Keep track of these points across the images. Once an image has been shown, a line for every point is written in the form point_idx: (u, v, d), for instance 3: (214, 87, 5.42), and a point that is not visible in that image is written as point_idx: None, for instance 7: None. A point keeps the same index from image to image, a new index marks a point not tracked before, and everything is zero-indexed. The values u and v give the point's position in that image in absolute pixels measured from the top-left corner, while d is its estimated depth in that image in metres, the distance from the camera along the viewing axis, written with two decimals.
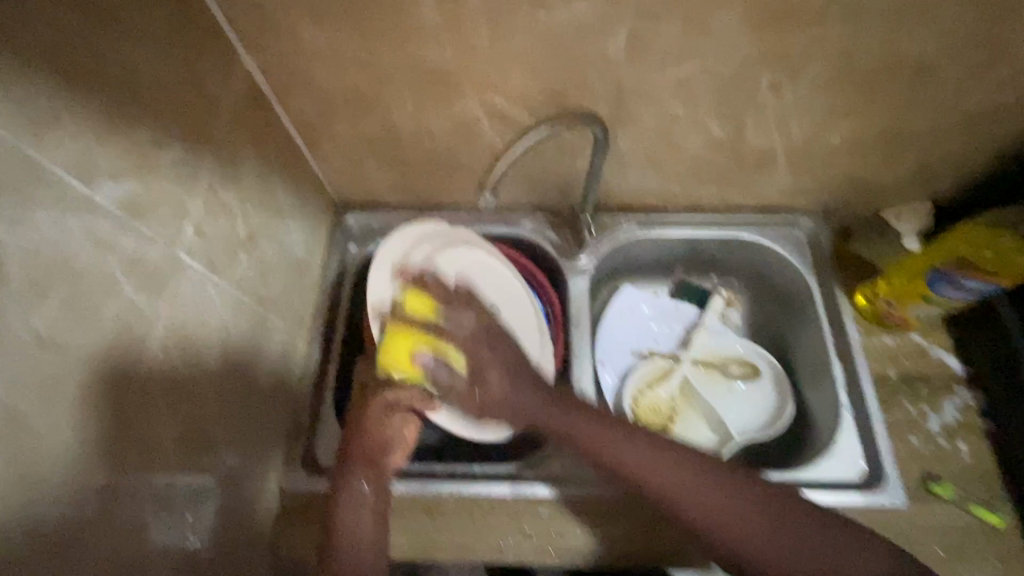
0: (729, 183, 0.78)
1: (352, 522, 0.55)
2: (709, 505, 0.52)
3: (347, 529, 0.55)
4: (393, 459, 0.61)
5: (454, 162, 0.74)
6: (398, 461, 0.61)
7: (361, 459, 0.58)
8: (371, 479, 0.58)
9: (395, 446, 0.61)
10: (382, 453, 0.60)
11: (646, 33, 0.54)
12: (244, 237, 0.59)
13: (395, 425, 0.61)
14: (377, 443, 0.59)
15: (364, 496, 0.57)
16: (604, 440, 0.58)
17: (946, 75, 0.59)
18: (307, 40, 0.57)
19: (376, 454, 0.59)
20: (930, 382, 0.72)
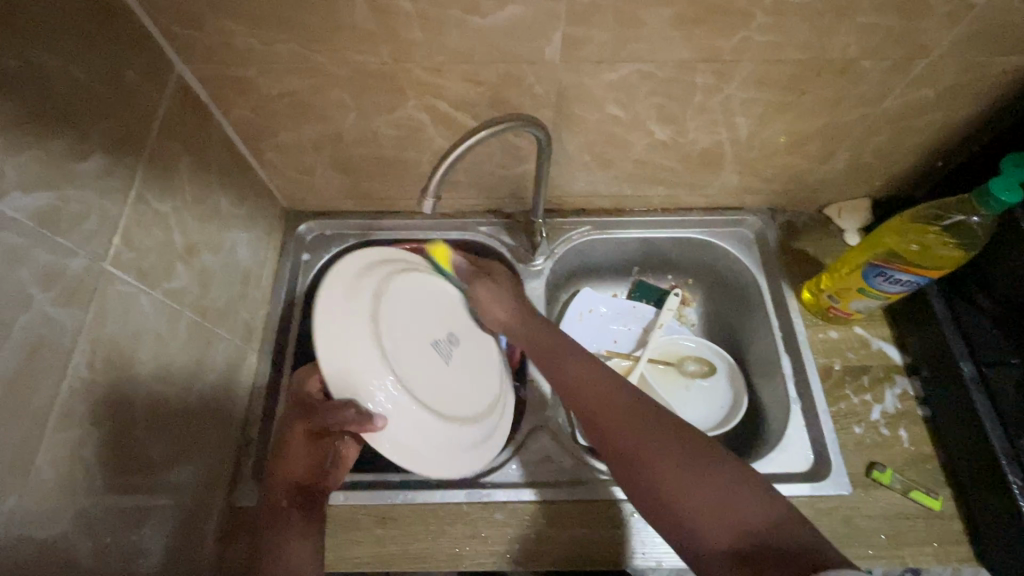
0: (677, 183, 0.80)
1: (279, 549, 0.53)
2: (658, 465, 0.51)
3: (273, 555, 0.52)
4: (325, 482, 0.59)
5: (403, 168, 0.74)
6: (332, 483, 0.60)
7: (289, 485, 0.58)
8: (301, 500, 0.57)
9: (329, 469, 0.60)
10: (313, 477, 0.58)
11: (580, 38, 0.55)
12: (181, 247, 0.57)
13: (315, 448, 0.59)
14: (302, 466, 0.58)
15: (293, 517, 0.55)
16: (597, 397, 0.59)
17: (871, 76, 0.62)
18: (242, 46, 0.56)
19: (305, 479, 0.58)
20: (872, 371, 0.74)
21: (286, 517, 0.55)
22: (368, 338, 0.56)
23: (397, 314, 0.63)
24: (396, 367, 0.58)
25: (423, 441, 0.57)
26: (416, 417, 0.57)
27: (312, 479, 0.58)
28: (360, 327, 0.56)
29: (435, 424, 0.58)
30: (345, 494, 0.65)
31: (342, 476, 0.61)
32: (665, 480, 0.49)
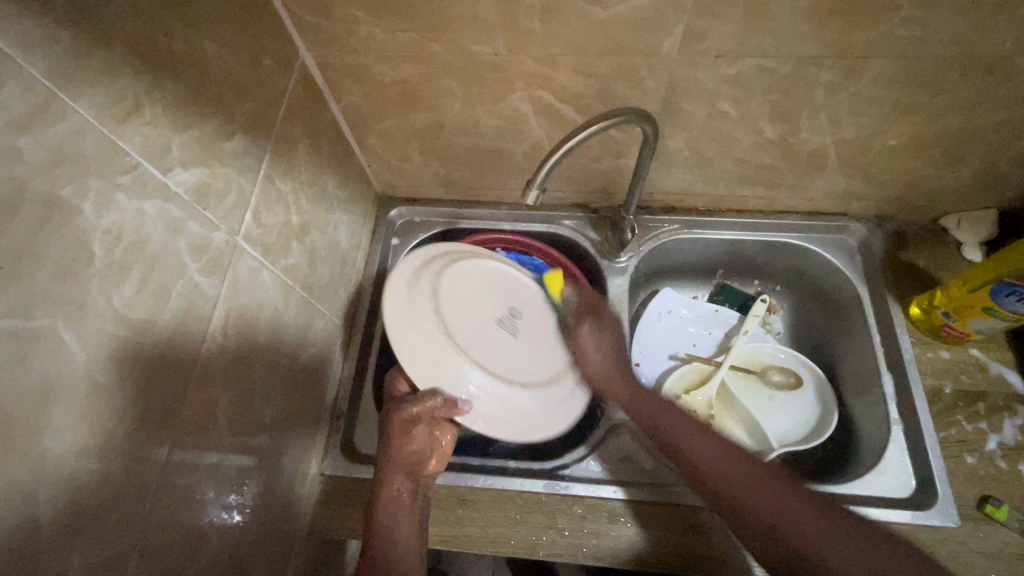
0: (778, 185, 0.76)
1: (393, 530, 0.57)
2: (760, 494, 0.53)
3: (388, 536, 0.57)
4: (429, 468, 0.62)
5: (500, 158, 0.74)
6: (435, 469, 0.63)
7: (401, 469, 0.60)
8: (409, 485, 0.60)
9: (430, 455, 0.62)
10: (419, 464, 0.61)
11: (702, 30, 0.54)
12: (296, 226, 0.61)
13: (425, 438, 0.61)
14: (413, 454, 0.61)
15: (405, 501, 0.59)
16: (680, 429, 0.62)
17: (1021, 76, 0.56)
18: (365, 34, 0.58)
19: (414, 464, 0.61)
20: (988, 398, 0.69)
21: (396, 501, 0.59)
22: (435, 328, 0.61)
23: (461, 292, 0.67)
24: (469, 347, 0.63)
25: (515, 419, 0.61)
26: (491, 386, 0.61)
27: (419, 468, 0.61)
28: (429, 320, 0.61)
29: (508, 391, 0.61)
30: None
31: (444, 461, 0.63)
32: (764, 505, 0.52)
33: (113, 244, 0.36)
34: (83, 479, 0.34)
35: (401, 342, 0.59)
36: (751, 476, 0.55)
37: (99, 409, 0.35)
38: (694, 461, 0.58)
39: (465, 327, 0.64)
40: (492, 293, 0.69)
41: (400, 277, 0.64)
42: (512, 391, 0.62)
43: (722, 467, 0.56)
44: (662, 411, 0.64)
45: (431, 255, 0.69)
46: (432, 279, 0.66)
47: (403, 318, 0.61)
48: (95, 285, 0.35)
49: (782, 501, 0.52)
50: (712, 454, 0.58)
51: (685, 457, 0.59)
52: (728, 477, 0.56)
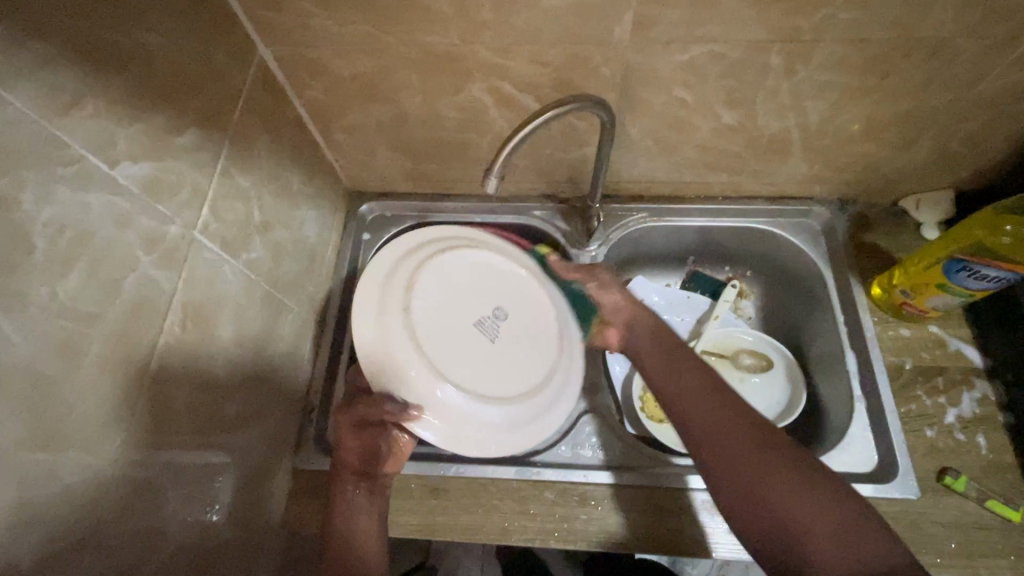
0: (741, 171, 0.77)
1: (351, 528, 0.57)
2: (756, 471, 0.50)
3: (348, 535, 0.57)
4: (387, 467, 0.59)
5: (465, 150, 0.75)
6: (394, 468, 0.59)
7: (350, 472, 0.60)
8: (364, 488, 0.59)
9: (387, 456, 0.58)
10: (375, 461, 0.58)
11: (651, 17, 0.54)
12: (259, 221, 0.61)
13: (366, 436, 0.57)
14: (359, 453, 0.59)
15: (358, 505, 0.59)
16: (684, 400, 0.58)
17: (964, 56, 0.57)
18: (319, 28, 0.58)
19: (365, 465, 0.59)
20: (947, 373, 0.70)
21: (349, 505, 0.59)
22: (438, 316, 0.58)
23: (444, 282, 0.60)
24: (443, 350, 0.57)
25: (471, 436, 0.54)
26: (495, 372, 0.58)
27: (373, 469, 0.59)
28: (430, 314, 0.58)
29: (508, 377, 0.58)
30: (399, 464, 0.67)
31: (401, 462, 0.58)
32: (785, 487, 0.48)
33: (56, 237, 0.36)
34: (32, 468, 0.35)
35: (371, 343, 0.55)
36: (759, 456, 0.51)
37: (46, 398, 0.35)
38: (710, 440, 0.54)
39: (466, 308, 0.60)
40: (477, 292, 0.61)
41: (377, 272, 0.60)
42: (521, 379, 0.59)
43: (734, 438, 0.53)
44: (694, 387, 0.59)
45: (428, 237, 0.64)
46: (411, 271, 0.60)
47: (370, 310, 0.57)
48: (35, 278, 0.35)
49: (843, 535, 0.45)
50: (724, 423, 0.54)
51: (715, 440, 0.54)
52: (730, 464, 0.51)
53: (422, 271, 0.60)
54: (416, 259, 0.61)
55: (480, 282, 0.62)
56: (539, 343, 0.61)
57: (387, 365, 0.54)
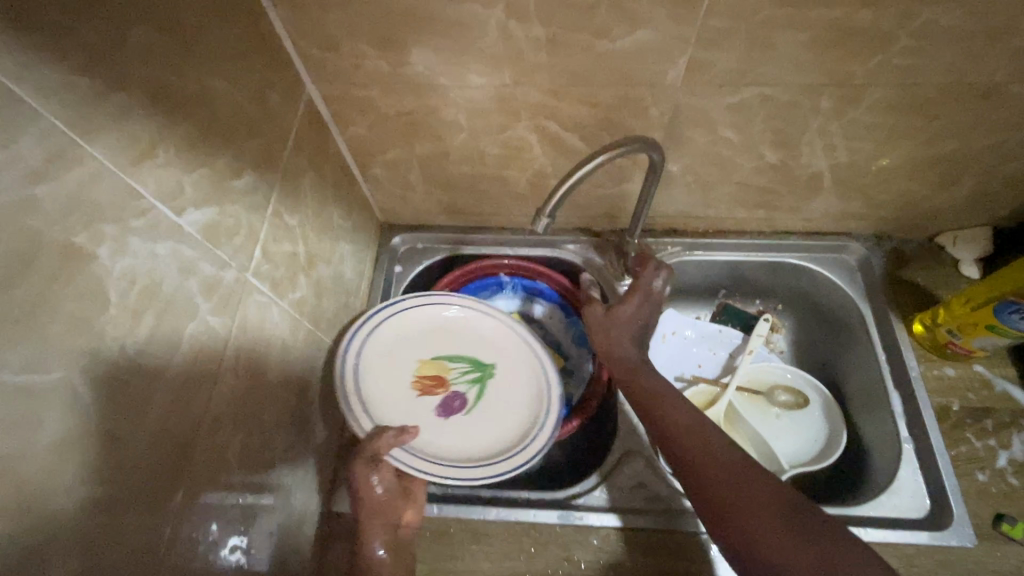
0: (778, 208, 0.77)
1: None
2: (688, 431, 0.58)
3: None
4: (406, 517, 0.60)
5: (505, 185, 0.75)
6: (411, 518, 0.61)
7: (375, 519, 0.58)
8: (389, 542, 0.58)
9: (404, 501, 0.61)
10: (393, 511, 0.60)
11: (705, 61, 0.54)
12: (304, 258, 0.60)
13: (386, 478, 0.60)
14: (382, 501, 0.59)
15: (383, 560, 0.57)
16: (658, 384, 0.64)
17: (1014, 101, 0.57)
18: (370, 68, 0.58)
19: (389, 513, 0.59)
20: (995, 415, 0.69)
21: (375, 561, 0.57)
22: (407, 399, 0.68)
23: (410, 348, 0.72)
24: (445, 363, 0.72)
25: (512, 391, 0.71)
26: (485, 418, 0.69)
27: (395, 518, 0.60)
28: (400, 407, 0.67)
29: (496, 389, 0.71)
30: (437, 507, 0.65)
31: (421, 508, 0.62)
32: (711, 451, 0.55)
33: (127, 289, 0.35)
34: (97, 533, 0.33)
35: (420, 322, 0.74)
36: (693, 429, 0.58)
37: (112, 459, 0.34)
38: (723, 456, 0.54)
39: (437, 342, 0.74)
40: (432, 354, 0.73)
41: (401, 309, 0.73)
42: (504, 404, 0.70)
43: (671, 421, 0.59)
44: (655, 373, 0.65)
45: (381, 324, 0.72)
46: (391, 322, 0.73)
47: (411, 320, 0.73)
48: (107, 332, 0.34)
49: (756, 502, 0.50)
50: (689, 423, 0.59)
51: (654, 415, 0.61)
52: (739, 487, 0.52)
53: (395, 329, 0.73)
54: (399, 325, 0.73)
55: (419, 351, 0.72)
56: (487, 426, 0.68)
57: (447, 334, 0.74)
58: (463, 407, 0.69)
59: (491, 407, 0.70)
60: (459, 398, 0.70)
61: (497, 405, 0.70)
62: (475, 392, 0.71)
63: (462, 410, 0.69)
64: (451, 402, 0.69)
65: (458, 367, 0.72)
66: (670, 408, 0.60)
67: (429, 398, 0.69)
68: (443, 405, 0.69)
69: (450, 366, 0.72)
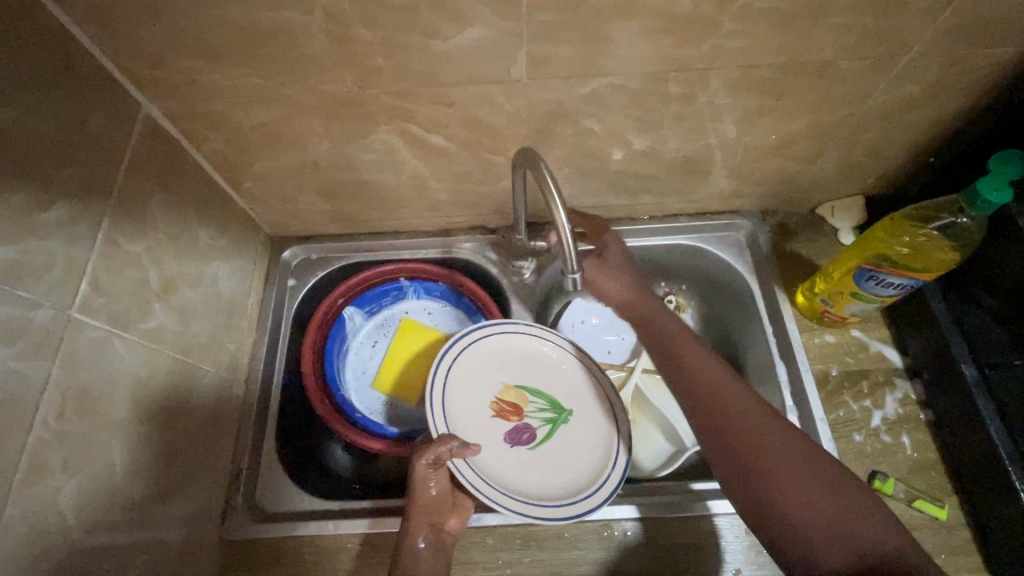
0: (663, 191, 0.78)
1: None
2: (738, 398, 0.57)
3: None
4: (450, 524, 0.62)
5: (384, 189, 0.73)
6: (456, 525, 0.62)
7: (422, 519, 0.60)
8: (431, 539, 0.60)
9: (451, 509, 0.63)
10: (440, 514, 0.62)
11: (544, 55, 0.53)
12: (158, 284, 0.57)
13: (442, 481, 0.61)
14: (434, 501, 0.61)
15: (424, 554, 0.59)
16: (732, 407, 0.56)
17: (851, 77, 0.58)
18: (204, 82, 0.55)
19: (436, 515, 0.61)
20: (870, 376, 0.72)
21: (417, 553, 0.59)
22: (482, 421, 0.68)
23: (495, 370, 0.71)
24: (524, 395, 0.71)
25: (584, 437, 0.68)
26: (548, 461, 0.67)
27: (440, 519, 0.62)
28: (473, 424, 0.68)
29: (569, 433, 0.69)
30: (332, 522, 0.65)
31: (465, 517, 0.63)
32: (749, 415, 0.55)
33: None
34: None
35: (508, 347, 0.73)
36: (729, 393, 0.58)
37: None
38: (797, 488, 0.50)
39: (526, 368, 0.72)
40: (513, 379, 0.71)
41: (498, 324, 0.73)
42: (573, 449, 0.68)
43: (712, 388, 0.58)
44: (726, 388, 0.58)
45: (478, 334, 0.72)
46: (480, 338, 0.72)
47: (503, 340, 0.73)
48: None
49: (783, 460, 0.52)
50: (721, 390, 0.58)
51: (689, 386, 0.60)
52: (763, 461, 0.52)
53: (485, 346, 0.72)
54: (483, 342, 0.72)
55: (502, 372, 0.72)
56: (554, 467, 0.67)
57: (538, 362, 0.73)
58: (529, 442, 0.68)
59: (560, 451, 0.68)
60: (528, 432, 0.68)
61: (565, 450, 0.68)
62: (545, 430, 0.69)
63: (527, 444, 0.68)
64: (520, 433, 0.69)
65: (538, 401, 0.71)
66: (716, 407, 0.57)
67: (501, 423, 0.69)
68: (511, 433, 0.68)
69: (529, 398, 0.71)
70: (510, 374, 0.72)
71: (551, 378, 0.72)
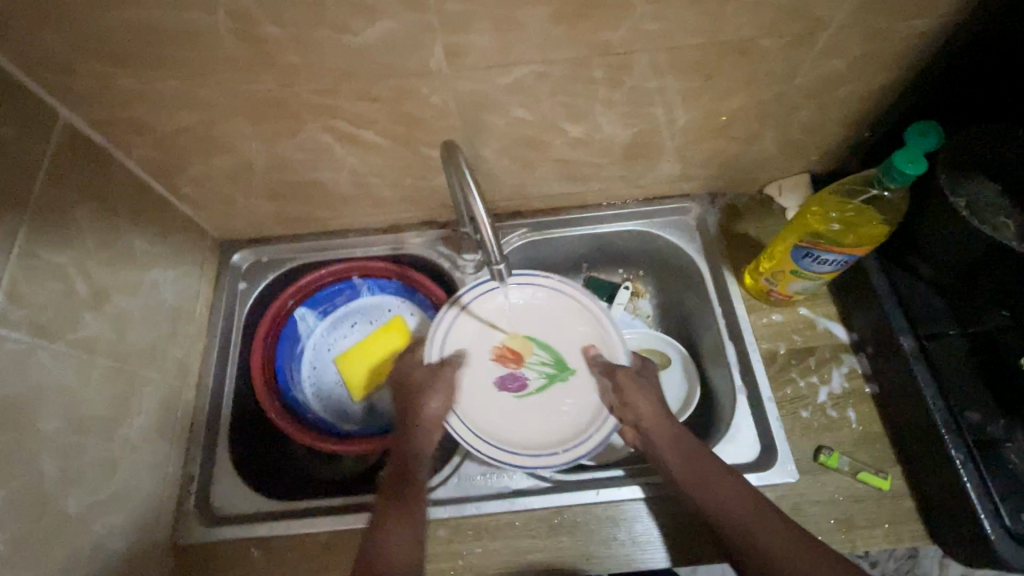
0: (608, 178, 0.78)
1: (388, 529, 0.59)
2: (715, 478, 0.60)
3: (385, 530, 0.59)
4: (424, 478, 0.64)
5: (325, 189, 0.73)
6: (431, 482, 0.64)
7: (395, 476, 0.64)
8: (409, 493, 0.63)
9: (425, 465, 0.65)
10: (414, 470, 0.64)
11: (460, 45, 0.53)
12: (87, 294, 0.57)
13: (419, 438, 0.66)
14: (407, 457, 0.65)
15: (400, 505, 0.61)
16: (711, 479, 0.60)
17: (775, 55, 0.58)
18: (120, 86, 0.54)
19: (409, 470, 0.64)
20: (817, 352, 0.73)
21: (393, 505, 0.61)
22: (481, 359, 0.71)
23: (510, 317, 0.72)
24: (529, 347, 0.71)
25: (569, 400, 0.69)
26: (533, 413, 0.68)
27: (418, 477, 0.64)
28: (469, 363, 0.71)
29: (564, 394, 0.69)
30: (284, 523, 0.64)
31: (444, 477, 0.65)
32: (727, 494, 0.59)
33: None
34: None
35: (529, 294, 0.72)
36: (708, 473, 0.61)
37: None
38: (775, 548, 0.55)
39: (539, 319, 0.72)
40: (525, 327, 0.72)
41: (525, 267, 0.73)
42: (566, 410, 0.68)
43: (692, 469, 0.61)
44: (718, 481, 0.60)
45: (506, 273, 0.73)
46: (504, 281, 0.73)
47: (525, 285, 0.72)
48: None
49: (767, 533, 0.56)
50: (702, 473, 0.61)
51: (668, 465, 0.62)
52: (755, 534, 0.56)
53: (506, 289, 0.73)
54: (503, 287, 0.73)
55: (514, 317, 0.72)
56: (541, 421, 0.68)
57: (548, 318, 0.72)
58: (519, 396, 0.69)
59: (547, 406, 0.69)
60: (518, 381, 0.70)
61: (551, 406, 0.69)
62: (541, 383, 0.70)
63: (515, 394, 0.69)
64: (512, 385, 0.70)
65: (544, 353, 0.71)
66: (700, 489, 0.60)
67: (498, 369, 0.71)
68: (503, 379, 0.70)
69: (535, 351, 0.71)
70: (524, 321, 0.72)
71: (559, 335, 0.71)
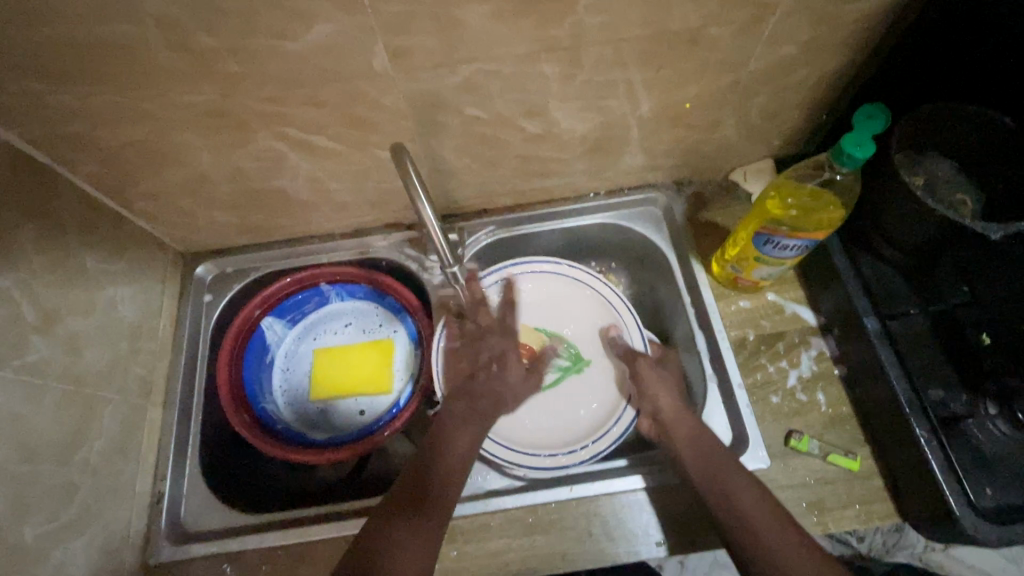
0: (572, 173, 0.78)
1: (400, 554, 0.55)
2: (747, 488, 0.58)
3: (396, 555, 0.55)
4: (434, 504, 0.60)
5: (284, 197, 0.72)
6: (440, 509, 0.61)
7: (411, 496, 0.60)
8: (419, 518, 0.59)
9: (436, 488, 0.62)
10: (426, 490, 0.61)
11: (402, 47, 0.52)
12: (35, 318, 0.56)
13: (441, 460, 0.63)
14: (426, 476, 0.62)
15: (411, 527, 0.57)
16: (732, 485, 0.59)
17: (725, 43, 0.58)
18: (55, 103, 0.53)
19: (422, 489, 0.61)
20: (786, 337, 0.73)
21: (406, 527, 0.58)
22: None
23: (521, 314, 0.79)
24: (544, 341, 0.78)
25: (584, 390, 0.75)
26: (554, 408, 0.75)
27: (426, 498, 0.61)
28: None
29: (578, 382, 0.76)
30: (258, 537, 0.63)
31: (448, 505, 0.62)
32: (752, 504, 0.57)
33: None
34: None
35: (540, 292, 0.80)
36: (739, 482, 0.59)
37: None
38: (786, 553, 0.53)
39: (550, 316, 0.79)
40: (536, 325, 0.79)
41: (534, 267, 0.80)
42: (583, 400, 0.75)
43: (726, 483, 0.59)
44: (743, 491, 0.58)
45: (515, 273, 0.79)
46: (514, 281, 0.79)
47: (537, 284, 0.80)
48: None
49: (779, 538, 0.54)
50: (733, 481, 0.59)
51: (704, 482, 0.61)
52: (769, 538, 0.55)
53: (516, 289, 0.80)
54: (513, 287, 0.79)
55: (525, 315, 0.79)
56: (559, 415, 0.74)
57: (559, 313, 0.80)
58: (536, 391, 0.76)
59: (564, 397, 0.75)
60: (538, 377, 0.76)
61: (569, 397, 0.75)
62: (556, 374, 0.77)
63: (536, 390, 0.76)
64: None
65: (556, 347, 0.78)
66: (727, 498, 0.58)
67: None
68: None
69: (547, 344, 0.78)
70: (535, 317, 0.79)
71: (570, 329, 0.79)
